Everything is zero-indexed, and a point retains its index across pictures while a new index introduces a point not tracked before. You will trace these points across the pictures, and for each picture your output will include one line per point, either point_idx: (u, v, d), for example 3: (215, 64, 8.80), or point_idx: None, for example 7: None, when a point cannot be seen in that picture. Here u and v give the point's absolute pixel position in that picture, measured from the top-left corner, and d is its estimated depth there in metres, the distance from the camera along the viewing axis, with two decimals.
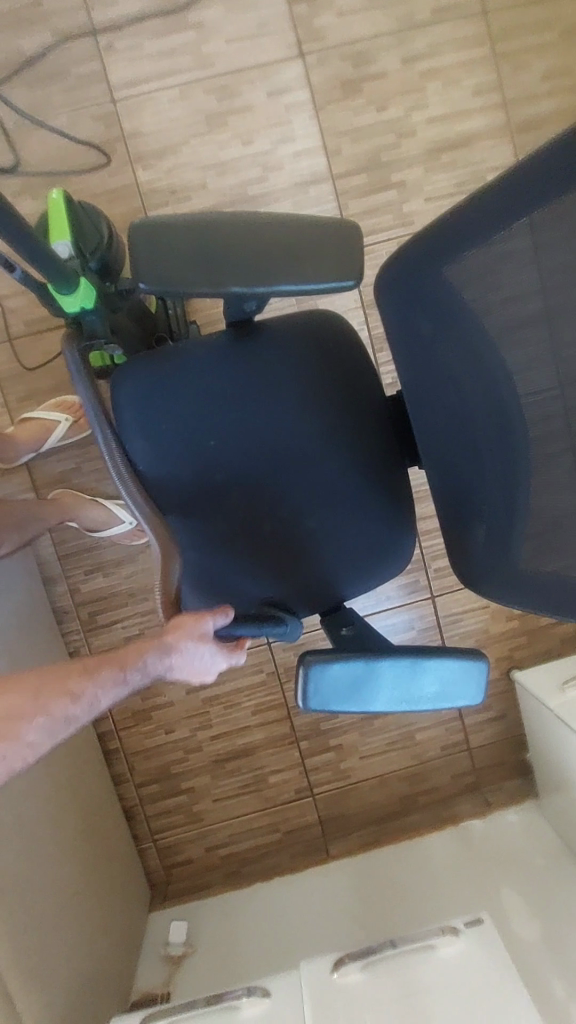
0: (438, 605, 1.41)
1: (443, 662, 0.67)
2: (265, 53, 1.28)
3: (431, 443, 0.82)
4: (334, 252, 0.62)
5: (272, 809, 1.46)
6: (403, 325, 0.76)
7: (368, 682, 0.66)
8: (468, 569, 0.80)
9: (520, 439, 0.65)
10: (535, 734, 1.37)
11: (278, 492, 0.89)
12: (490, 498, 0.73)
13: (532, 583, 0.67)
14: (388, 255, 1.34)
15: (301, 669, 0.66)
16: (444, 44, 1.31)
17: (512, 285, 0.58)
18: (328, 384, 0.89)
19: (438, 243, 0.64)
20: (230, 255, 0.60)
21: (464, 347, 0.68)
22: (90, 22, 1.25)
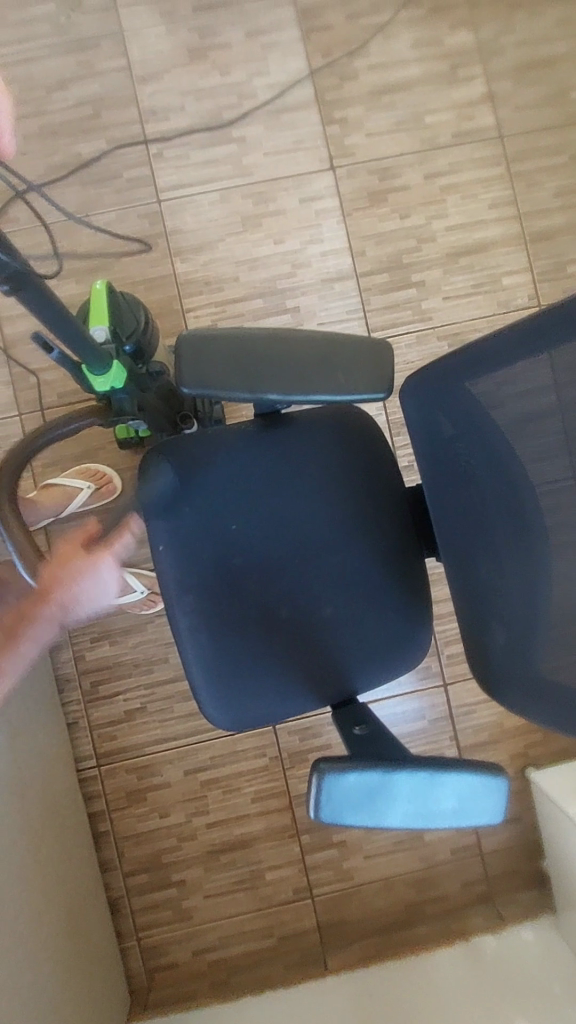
0: (450, 694, 1.37)
1: (462, 777, 0.64)
2: (299, 166, 1.40)
3: (450, 541, 0.81)
4: (367, 364, 0.64)
5: (267, 910, 1.37)
6: (427, 428, 0.78)
7: (382, 795, 0.64)
8: (488, 671, 0.77)
9: (539, 543, 0.64)
10: (552, 842, 1.29)
11: (295, 581, 0.89)
12: (508, 604, 0.71)
13: (548, 699, 0.64)
14: (407, 347, 1.40)
15: (314, 778, 0.64)
16: (464, 163, 1.43)
17: (530, 395, 0.60)
18: (350, 476, 0.91)
19: (465, 360, 0.67)
20: (271, 365, 0.64)
21: (488, 455, 0.69)
22: (143, 134, 1.38)
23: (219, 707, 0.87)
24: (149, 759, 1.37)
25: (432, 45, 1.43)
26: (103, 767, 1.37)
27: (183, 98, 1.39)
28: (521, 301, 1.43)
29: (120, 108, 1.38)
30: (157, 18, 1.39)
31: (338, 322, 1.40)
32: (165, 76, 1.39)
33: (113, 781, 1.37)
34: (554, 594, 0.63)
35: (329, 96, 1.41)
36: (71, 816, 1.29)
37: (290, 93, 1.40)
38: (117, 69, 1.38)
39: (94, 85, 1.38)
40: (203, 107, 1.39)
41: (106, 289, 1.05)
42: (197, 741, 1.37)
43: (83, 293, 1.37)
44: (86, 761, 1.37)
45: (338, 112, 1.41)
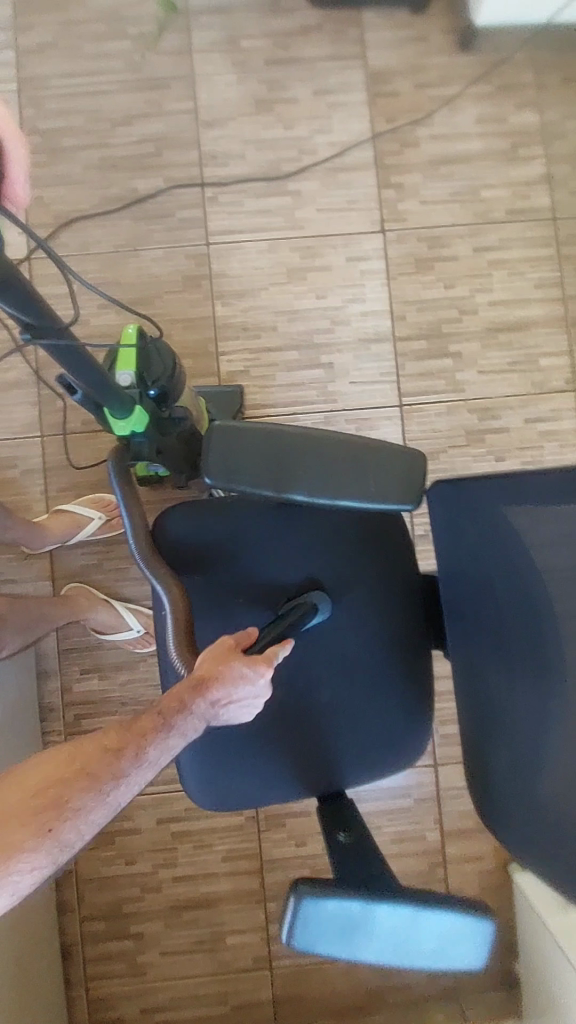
0: (439, 776, 1.33)
1: (446, 916, 0.60)
2: (350, 225, 1.40)
3: (459, 652, 0.77)
4: (396, 471, 0.62)
5: (223, 977, 1.32)
6: (449, 534, 0.74)
7: (361, 926, 0.61)
8: (484, 796, 0.73)
9: (557, 679, 0.61)
10: (528, 951, 1.23)
11: (296, 663, 0.86)
12: (517, 737, 0.66)
13: (547, 855, 0.59)
14: (436, 416, 1.39)
15: (291, 899, 0.62)
16: (514, 240, 1.43)
17: (570, 534, 0.60)
18: (365, 561, 0.88)
19: (510, 487, 0.67)
20: (299, 467, 0.62)
21: (510, 578, 0.66)
22: (200, 176, 1.39)
23: (201, 780, 0.85)
24: (122, 802, 1.33)
25: (496, 122, 1.44)
26: None
27: (244, 146, 1.40)
28: (557, 384, 1.41)
29: (182, 149, 1.39)
30: (230, 67, 1.41)
31: (370, 383, 1.39)
32: (230, 123, 1.40)
33: None
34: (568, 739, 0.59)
35: (388, 160, 1.42)
36: None
37: (350, 154, 1.41)
38: (184, 112, 1.40)
39: (159, 124, 1.40)
40: (263, 157, 1.40)
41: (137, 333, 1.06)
42: (174, 789, 1.33)
43: (120, 324, 1.37)
44: None
45: (394, 176, 1.42)
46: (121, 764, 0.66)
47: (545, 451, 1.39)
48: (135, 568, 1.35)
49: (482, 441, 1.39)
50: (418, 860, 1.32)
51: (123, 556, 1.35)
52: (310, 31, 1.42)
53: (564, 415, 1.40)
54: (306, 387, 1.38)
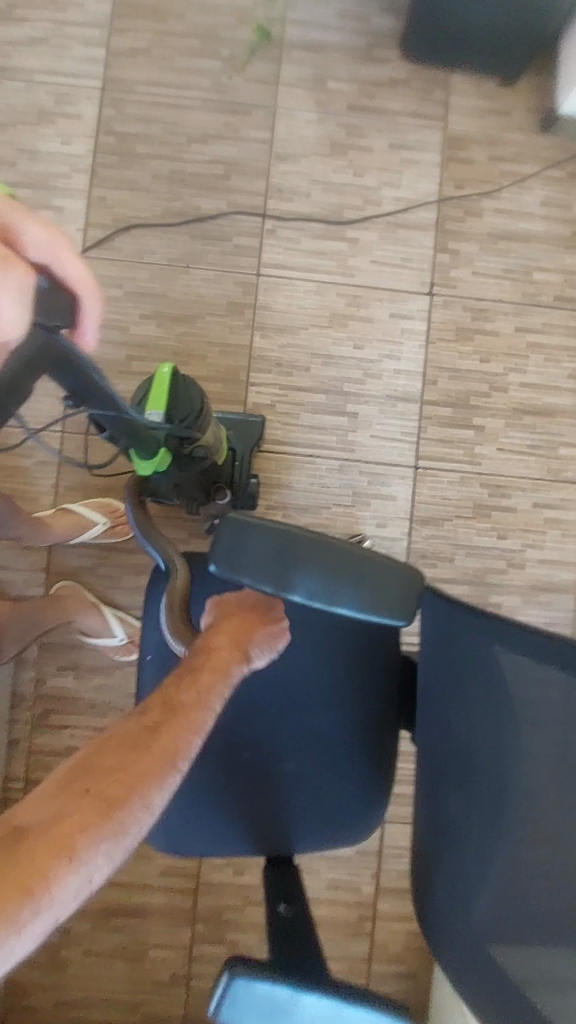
0: (384, 834, 1.35)
1: (369, 1017, 0.63)
2: (400, 282, 1.42)
3: (425, 758, 0.80)
4: (392, 587, 0.65)
5: (140, 987, 1.35)
6: (434, 641, 0.77)
7: (284, 1014, 0.64)
8: (425, 905, 0.76)
9: (509, 823, 0.64)
10: (438, 1022, 1.25)
11: (268, 729, 0.89)
12: (465, 860, 0.70)
13: (488, 977, 0.65)
14: (448, 484, 1.41)
15: (224, 974, 0.64)
16: (556, 327, 1.44)
17: (543, 699, 0.60)
18: (351, 640, 0.90)
19: (486, 623, 0.66)
20: (302, 569, 0.64)
21: (483, 714, 0.68)
22: (263, 207, 1.40)
23: (158, 825, 0.87)
24: None
25: (561, 208, 1.45)
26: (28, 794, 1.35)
27: (311, 186, 1.41)
28: (572, 474, 1.43)
29: (249, 177, 1.41)
30: (312, 105, 1.42)
31: (390, 440, 1.41)
32: (301, 161, 1.42)
33: None
34: (517, 887, 0.63)
35: (448, 225, 1.44)
36: None
37: (413, 212, 1.43)
38: (259, 141, 1.41)
39: (233, 148, 1.41)
40: (328, 199, 1.41)
41: (169, 375, 1.05)
42: None
43: (158, 337, 1.39)
44: (15, 783, 1.36)
45: (452, 242, 1.43)
46: (169, 724, 0.70)
47: (547, 538, 1.41)
48: (128, 577, 1.37)
49: (488, 517, 1.41)
50: (349, 910, 1.35)
51: (119, 563, 1.37)
52: (397, 85, 1.43)
53: (572, 507, 1.42)
54: (327, 433, 1.40)
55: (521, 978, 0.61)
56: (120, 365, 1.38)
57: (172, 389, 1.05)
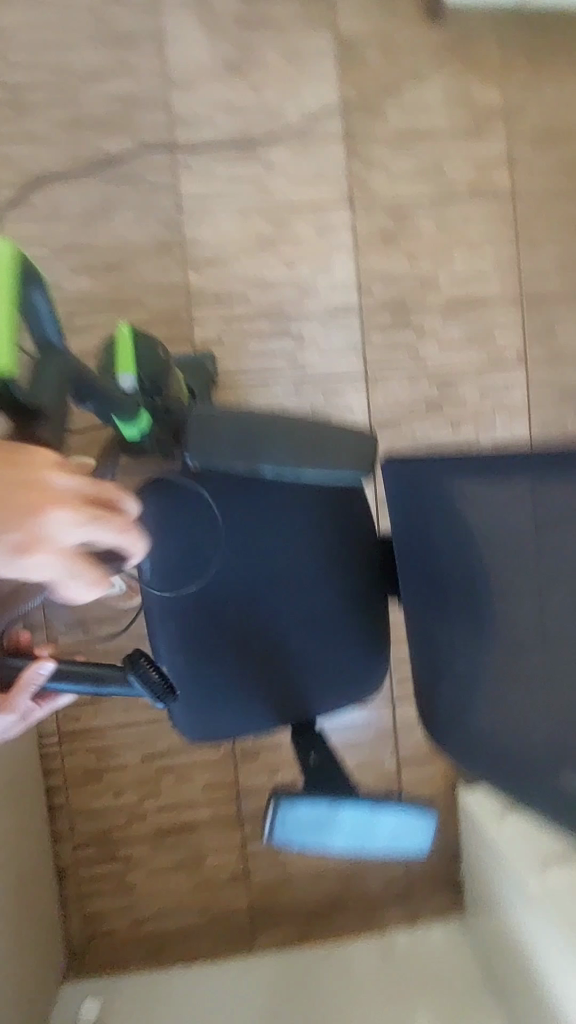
0: (396, 713, 1.49)
1: (397, 813, 0.74)
2: (320, 196, 1.45)
3: (409, 607, 0.91)
4: (351, 451, 0.73)
5: (204, 890, 1.48)
6: (399, 500, 0.85)
7: (328, 826, 0.74)
8: (431, 724, 0.89)
9: (489, 627, 0.77)
10: (467, 856, 1.43)
11: (271, 617, 0.99)
12: (458, 672, 0.83)
13: (489, 756, 0.79)
14: (399, 386, 1.48)
15: (270, 805, 0.74)
16: (475, 217, 1.50)
17: (511, 512, 0.72)
18: (330, 527, 1.00)
19: (450, 464, 0.77)
20: (268, 447, 0.72)
21: (453, 547, 0.79)
22: (171, 141, 1.40)
23: (190, 720, 0.97)
24: (108, 741, 1.46)
25: (460, 97, 1.48)
26: (64, 744, 1.46)
27: (215, 111, 1.41)
28: (510, 357, 1.52)
29: (151, 111, 1.39)
30: (199, 26, 1.40)
31: (338, 353, 1.47)
32: (200, 86, 1.40)
33: (72, 758, 1.46)
34: (504, 674, 0.76)
35: (356, 132, 1.46)
36: (30, 790, 1.37)
37: (319, 123, 1.44)
38: (152, 71, 1.39)
39: (129, 82, 1.38)
40: (233, 123, 1.41)
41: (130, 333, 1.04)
42: (158, 729, 1.47)
43: (94, 291, 1.39)
44: (50, 736, 1.45)
45: (362, 149, 1.46)
46: None
47: (496, 420, 1.51)
48: None
49: (441, 410, 1.50)
50: (377, 784, 1.50)
51: None
52: None
53: (515, 388, 1.51)
54: (277, 357, 1.44)
55: (513, 745, 0.75)
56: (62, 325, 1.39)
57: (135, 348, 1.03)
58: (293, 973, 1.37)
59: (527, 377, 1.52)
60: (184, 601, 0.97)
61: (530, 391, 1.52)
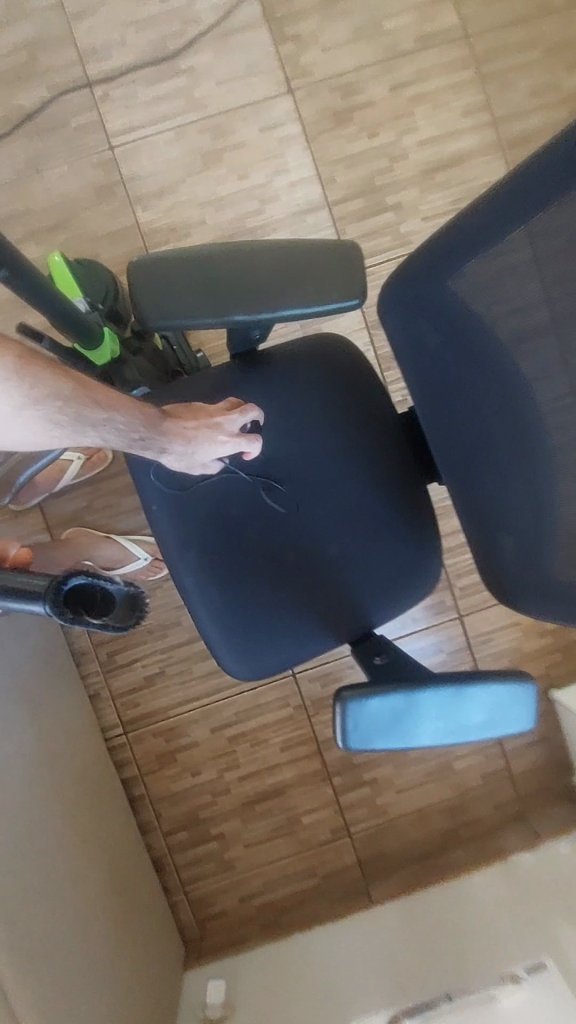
0: (467, 626, 1.36)
1: (487, 691, 0.67)
2: (256, 92, 1.31)
3: (450, 458, 0.84)
4: (337, 271, 0.66)
5: (307, 852, 1.40)
6: (409, 336, 0.79)
7: (413, 718, 0.67)
8: (499, 579, 0.81)
9: (537, 447, 0.67)
10: None
11: (300, 525, 0.89)
12: (515, 507, 0.74)
13: (559, 605, 0.68)
14: (389, 275, 1.34)
15: (338, 708, 0.67)
16: (430, 71, 1.35)
17: (523, 302, 0.61)
18: (343, 414, 0.89)
19: (443, 263, 0.66)
20: (237, 285, 0.65)
21: (480, 369, 0.70)
22: (85, 76, 1.29)
23: (237, 656, 0.88)
24: (174, 720, 1.38)
25: None
26: (130, 733, 1.38)
27: (124, 31, 1.29)
28: None
29: (58, 50, 1.29)
30: None
31: None
32: (101, 9, 1.29)
33: (141, 746, 1.38)
34: (562, 495, 0.66)
35: (279, 11, 1.32)
36: (106, 783, 1.30)
37: (237, 13, 1.31)
38: (49, 7, 1.28)
39: (28, 26, 1.28)
40: (146, 38, 1.30)
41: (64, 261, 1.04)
42: (220, 698, 1.39)
43: (45, 256, 1.30)
44: (113, 729, 1.38)
45: (290, 28, 1.32)
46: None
47: None
48: (127, 501, 1.34)
49: None
50: None
51: (112, 491, 1.33)
52: None
53: None
54: None
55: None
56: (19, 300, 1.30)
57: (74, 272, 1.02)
58: (411, 921, 1.27)
59: None
60: (201, 527, 0.88)
61: None
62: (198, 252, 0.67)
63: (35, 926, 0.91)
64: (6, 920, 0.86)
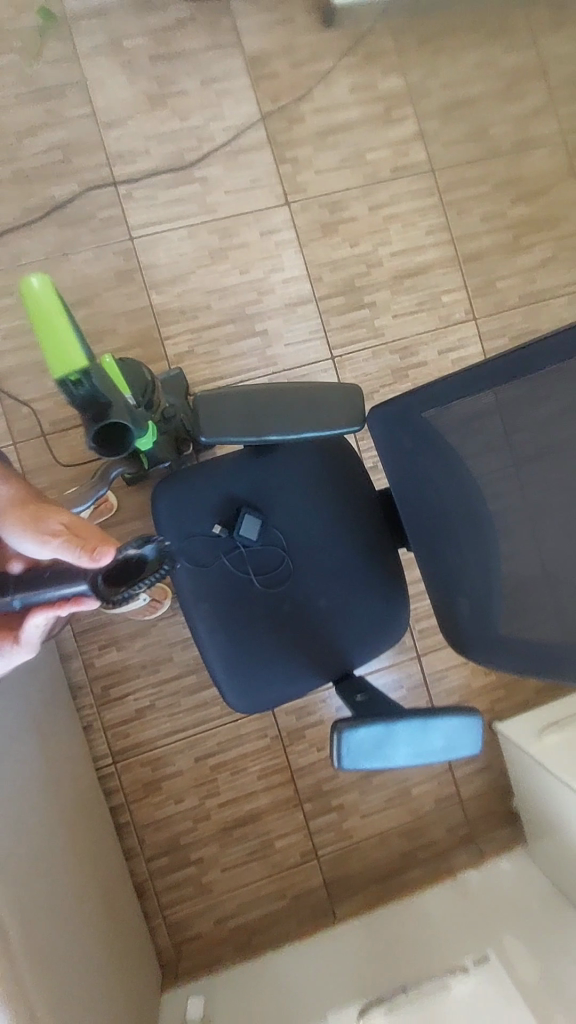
0: (425, 665, 1.56)
1: (448, 720, 0.86)
2: (258, 201, 1.54)
3: (420, 537, 1.02)
4: (343, 403, 0.88)
5: (279, 874, 1.53)
6: (391, 443, 0.98)
7: (391, 743, 0.85)
8: (456, 635, 0.99)
9: (489, 527, 0.93)
10: (515, 782, 1.50)
11: (297, 582, 1.07)
12: (472, 578, 0.95)
13: (510, 645, 0.91)
14: (365, 361, 1.57)
15: (335, 736, 0.85)
16: (403, 195, 1.61)
17: (482, 427, 0.90)
18: (333, 491, 1.09)
19: (425, 395, 0.91)
20: (272, 414, 0.85)
21: (446, 471, 0.94)
22: (112, 176, 1.49)
23: (239, 691, 1.04)
24: (160, 750, 1.50)
25: (368, 88, 1.59)
26: (119, 763, 1.49)
27: (147, 142, 1.51)
28: (460, 315, 1.62)
29: (90, 154, 1.49)
30: (118, 68, 1.50)
31: (303, 342, 1.55)
32: (129, 122, 1.50)
33: (128, 775, 1.49)
34: (509, 560, 0.92)
35: (280, 137, 1.56)
36: (96, 809, 1.40)
37: (244, 136, 1.54)
38: (84, 117, 1.49)
39: (64, 132, 1.48)
40: (167, 150, 1.51)
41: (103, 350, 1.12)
42: (204, 729, 1.52)
43: None
44: (103, 758, 1.49)
45: (289, 152, 1.56)
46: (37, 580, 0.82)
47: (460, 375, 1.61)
48: None
49: (408, 377, 1.59)
50: None
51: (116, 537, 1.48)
52: (186, 25, 1.53)
53: (471, 342, 1.62)
54: (248, 355, 1.53)
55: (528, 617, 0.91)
56: (40, 364, 1.45)
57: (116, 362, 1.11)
58: (375, 935, 1.41)
59: (479, 330, 1.62)
60: (213, 581, 1.04)
61: (484, 343, 1.62)
62: (245, 387, 0.86)
63: (43, 939, 1.01)
64: (23, 929, 0.96)
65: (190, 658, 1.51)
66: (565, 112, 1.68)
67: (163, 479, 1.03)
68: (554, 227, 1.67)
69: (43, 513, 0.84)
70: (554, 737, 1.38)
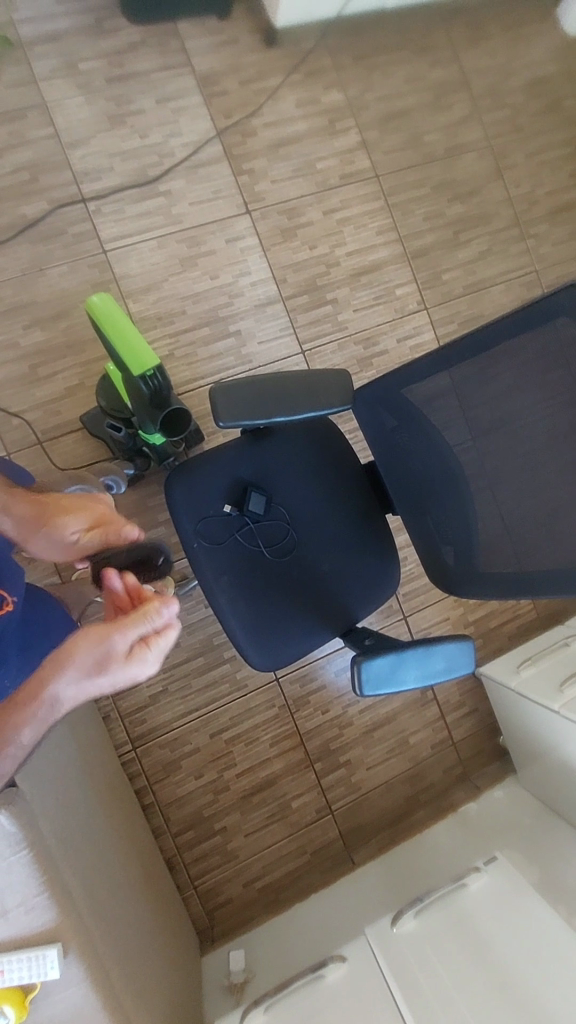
0: (411, 624, 1.72)
1: (445, 644, 1.01)
2: (222, 211, 1.65)
3: (406, 500, 1.18)
4: (334, 386, 1.03)
5: (298, 832, 1.65)
6: (374, 422, 1.15)
7: (401, 668, 0.99)
8: (446, 581, 1.15)
9: (463, 484, 1.06)
10: (501, 718, 1.68)
11: (301, 552, 1.19)
12: (455, 530, 1.09)
13: (488, 583, 1.05)
14: (332, 353, 1.71)
15: (355, 669, 0.98)
16: (353, 199, 1.75)
17: (444, 400, 1.02)
18: (325, 469, 1.21)
19: (401, 377, 1.06)
20: (277, 399, 0.99)
21: (424, 437, 1.08)
22: (80, 193, 1.56)
23: (262, 651, 1.14)
24: (178, 731, 1.59)
25: (313, 104, 1.73)
26: (138, 748, 1.57)
27: (111, 160, 1.59)
28: (413, 306, 1.79)
29: (57, 172, 1.55)
30: (75, 90, 1.57)
31: (275, 339, 1.67)
32: (92, 141, 1.58)
33: (149, 758, 1.58)
34: (481, 511, 1.04)
35: (236, 150, 1.67)
36: (126, 790, 1.48)
37: (203, 151, 1.65)
38: (47, 137, 1.55)
39: (29, 152, 1.54)
40: (130, 166, 1.60)
41: (130, 333, 1.16)
42: (216, 707, 1.62)
43: (48, 339, 1.53)
44: (124, 746, 1.57)
45: (245, 164, 1.68)
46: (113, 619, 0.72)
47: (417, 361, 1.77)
48: None
49: (372, 365, 1.74)
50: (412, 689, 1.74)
51: None
52: (138, 47, 1.62)
53: (425, 329, 1.78)
54: (225, 355, 1.63)
55: (499, 559, 1.03)
56: (27, 376, 1.51)
57: (136, 347, 1.15)
58: (393, 869, 1.56)
59: (430, 318, 1.79)
60: (229, 560, 1.14)
61: (437, 329, 1.80)
62: (251, 378, 1.00)
63: (109, 895, 1.09)
64: (91, 886, 1.04)
65: (197, 641, 1.60)
66: (488, 120, 1.87)
67: (171, 471, 1.15)
68: (488, 223, 1.86)
69: (56, 521, 0.92)
70: (529, 668, 1.57)
